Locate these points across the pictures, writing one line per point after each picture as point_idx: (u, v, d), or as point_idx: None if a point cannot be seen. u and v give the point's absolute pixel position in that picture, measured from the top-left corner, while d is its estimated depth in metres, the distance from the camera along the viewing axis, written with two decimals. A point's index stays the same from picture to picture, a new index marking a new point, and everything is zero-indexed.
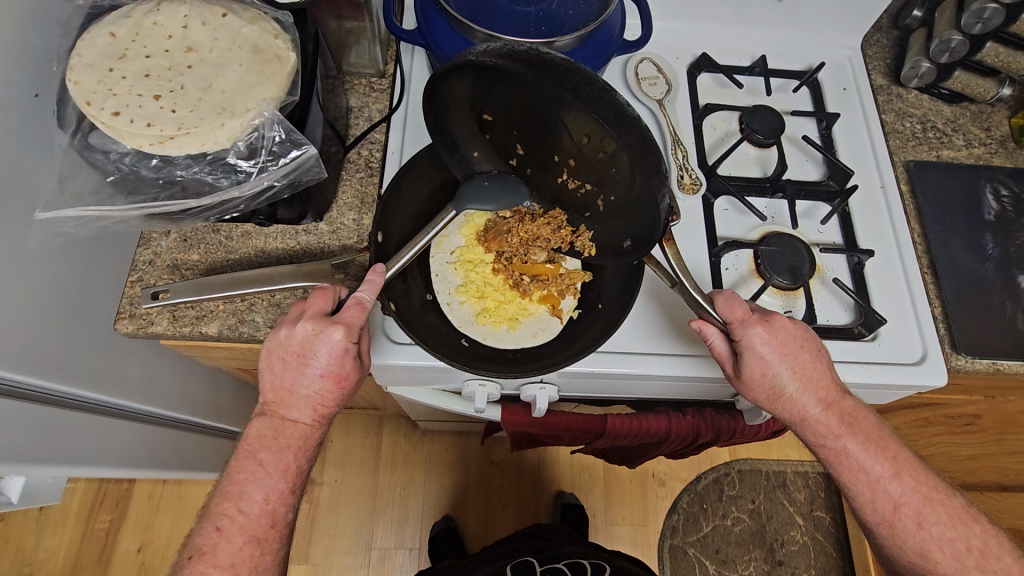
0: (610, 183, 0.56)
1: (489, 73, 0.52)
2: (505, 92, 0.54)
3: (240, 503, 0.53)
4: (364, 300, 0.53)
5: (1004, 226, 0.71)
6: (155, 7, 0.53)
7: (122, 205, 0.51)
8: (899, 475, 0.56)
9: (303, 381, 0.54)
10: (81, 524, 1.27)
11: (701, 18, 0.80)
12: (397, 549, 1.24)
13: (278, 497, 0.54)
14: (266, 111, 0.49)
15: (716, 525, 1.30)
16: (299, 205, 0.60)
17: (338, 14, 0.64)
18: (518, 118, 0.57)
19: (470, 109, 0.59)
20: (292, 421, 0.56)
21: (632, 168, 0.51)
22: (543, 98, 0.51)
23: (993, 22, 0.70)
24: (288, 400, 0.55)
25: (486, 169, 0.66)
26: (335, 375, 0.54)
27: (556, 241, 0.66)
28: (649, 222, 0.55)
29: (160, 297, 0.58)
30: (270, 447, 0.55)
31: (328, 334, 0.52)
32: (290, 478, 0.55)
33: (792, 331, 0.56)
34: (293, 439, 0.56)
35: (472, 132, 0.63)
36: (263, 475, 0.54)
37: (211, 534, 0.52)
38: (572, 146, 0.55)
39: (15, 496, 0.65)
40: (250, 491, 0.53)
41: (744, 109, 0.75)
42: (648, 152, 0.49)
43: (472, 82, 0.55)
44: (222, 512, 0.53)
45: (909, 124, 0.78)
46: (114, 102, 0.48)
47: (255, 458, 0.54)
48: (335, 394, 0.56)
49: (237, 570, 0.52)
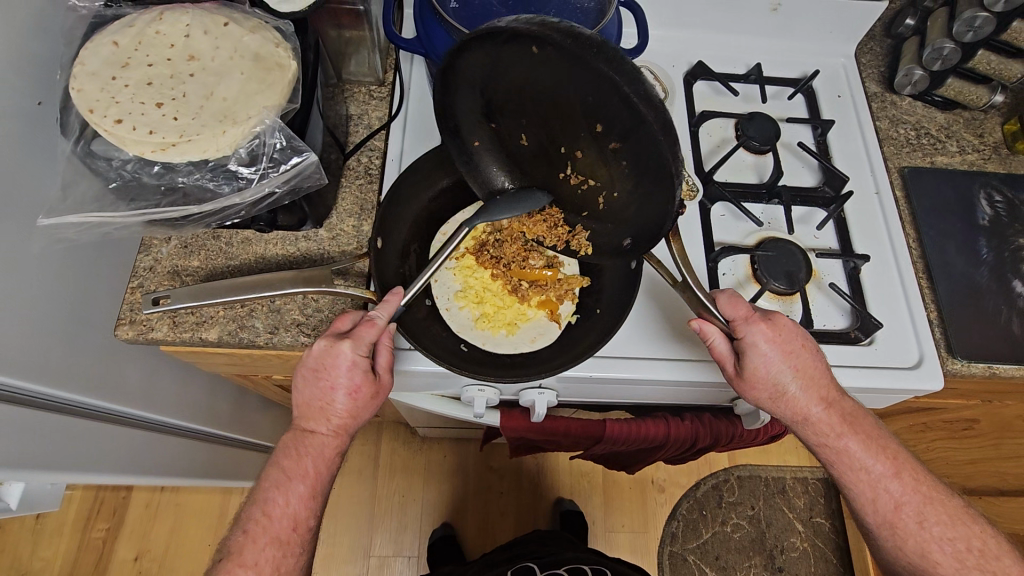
0: (616, 178, 0.56)
1: (513, 47, 0.50)
2: (525, 71, 0.52)
3: (264, 507, 0.54)
4: (375, 318, 0.54)
5: (998, 231, 0.72)
6: (157, 17, 0.54)
7: (123, 212, 0.52)
8: (900, 475, 0.57)
9: (317, 394, 0.55)
10: (78, 533, 1.27)
11: (696, 26, 0.81)
12: (396, 557, 1.24)
13: (299, 501, 0.55)
14: (266, 119, 0.50)
15: (716, 532, 1.30)
16: (299, 211, 0.61)
17: (338, 24, 0.65)
18: (531, 102, 0.55)
19: (479, 93, 0.58)
20: (312, 432, 0.56)
21: (652, 159, 0.50)
22: (569, 77, 0.49)
23: (984, 30, 0.70)
24: (309, 413, 0.56)
25: (486, 160, 0.66)
26: (346, 389, 0.54)
27: (551, 239, 0.66)
28: (655, 220, 0.55)
29: (161, 302, 0.57)
30: (291, 454, 0.56)
31: (339, 347, 0.53)
32: (311, 483, 0.56)
33: (794, 331, 0.57)
34: (312, 448, 0.56)
35: (475, 120, 0.62)
36: (286, 479, 0.55)
37: (240, 537, 0.54)
38: (586, 137, 0.54)
39: (14, 501, 0.64)
40: (273, 496, 0.54)
41: (740, 116, 0.76)
42: (669, 141, 0.47)
43: (491, 58, 0.53)
44: (250, 516, 0.54)
45: (903, 130, 0.79)
46: (117, 110, 0.49)
47: (277, 465, 0.55)
48: (349, 408, 0.56)
49: (261, 570, 0.53)
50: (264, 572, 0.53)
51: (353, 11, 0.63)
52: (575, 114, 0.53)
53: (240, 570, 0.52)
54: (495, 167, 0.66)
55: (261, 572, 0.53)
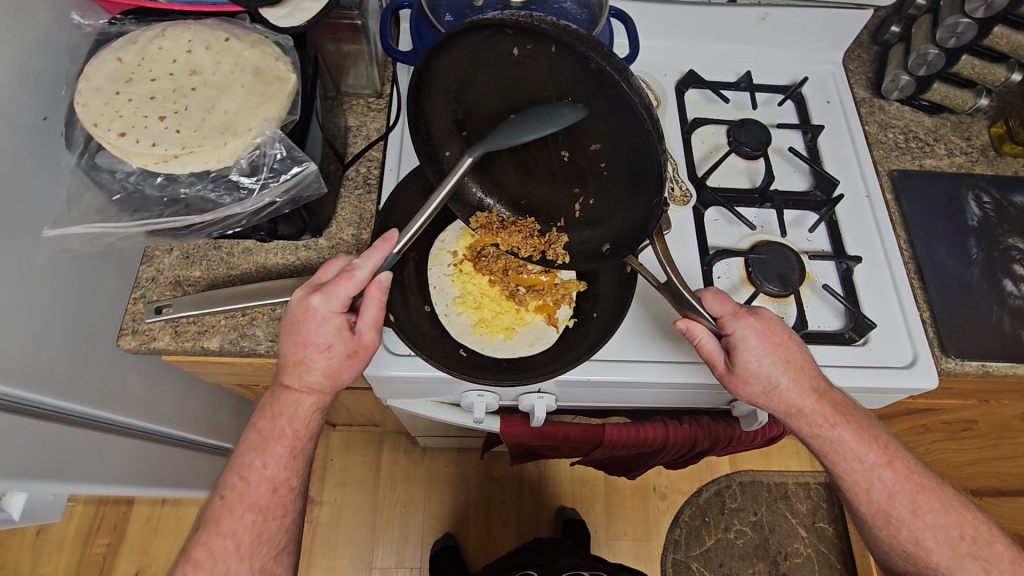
0: (600, 180, 0.57)
1: (493, 42, 0.50)
2: (508, 66, 0.52)
3: (241, 472, 0.56)
4: (356, 269, 0.53)
5: (987, 231, 0.73)
6: (160, 33, 0.55)
7: (127, 222, 0.53)
8: (892, 463, 0.58)
9: (291, 347, 0.55)
10: (78, 548, 1.26)
11: (687, 36, 0.83)
12: (398, 569, 1.23)
13: (277, 463, 0.56)
14: (267, 130, 0.51)
15: (719, 539, 1.29)
16: (299, 221, 0.62)
17: (336, 39, 0.67)
18: (510, 102, 0.56)
19: (454, 97, 0.58)
20: (288, 388, 0.56)
21: (635, 153, 0.51)
22: (552, 71, 0.50)
23: (967, 36, 0.72)
24: (286, 368, 0.56)
25: (457, 171, 0.65)
26: (319, 345, 0.54)
27: (526, 250, 0.66)
28: (639, 222, 0.56)
29: (164, 311, 0.60)
30: (267, 414, 0.57)
31: (309, 298, 0.53)
32: (289, 444, 0.56)
33: (779, 324, 0.57)
34: (287, 408, 0.56)
35: (445, 128, 0.62)
36: (264, 442, 0.56)
37: (218, 503, 0.55)
38: (572, 137, 0.55)
39: (16, 513, 0.62)
40: (251, 461, 0.56)
41: (731, 123, 0.77)
42: (658, 135, 0.48)
43: (475, 56, 0.52)
44: (226, 482, 0.56)
45: (892, 135, 0.81)
46: (120, 124, 0.50)
47: (255, 427, 0.57)
48: (325, 366, 0.55)
49: (240, 537, 0.54)
50: (243, 540, 0.54)
51: (351, 26, 0.65)
52: (559, 111, 0.54)
53: (219, 539, 0.54)
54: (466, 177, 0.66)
55: (241, 540, 0.54)
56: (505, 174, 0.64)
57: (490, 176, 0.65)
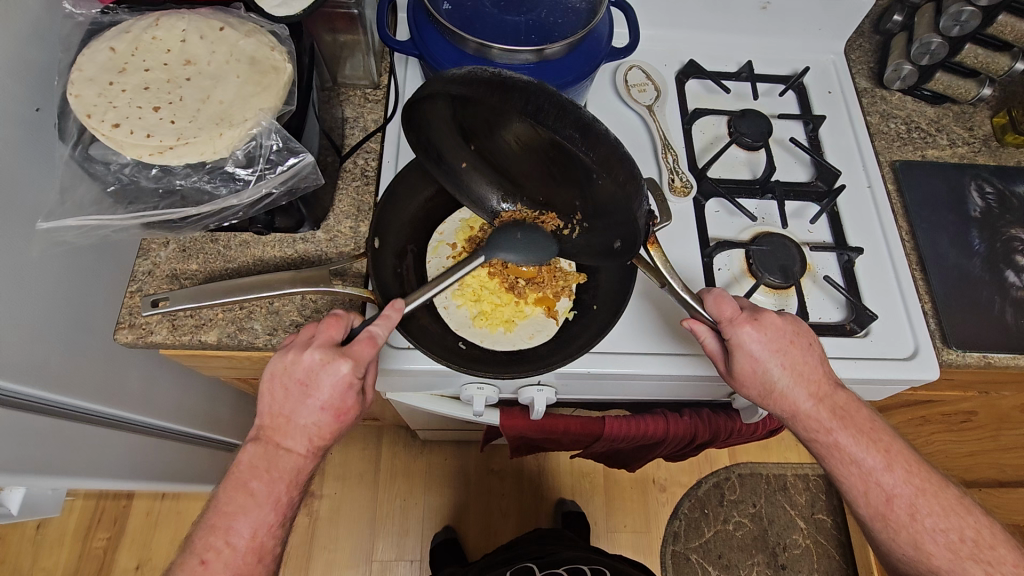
0: (592, 193, 0.57)
1: (456, 100, 0.53)
2: (479, 113, 0.55)
3: (225, 535, 0.52)
4: (376, 335, 0.53)
5: (989, 222, 0.73)
6: (154, 23, 0.54)
7: (121, 215, 0.52)
8: (893, 468, 0.57)
9: (302, 411, 0.53)
10: (78, 543, 1.26)
11: (688, 25, 0.82)
12: (397, 562, 1.23)
13: (266, 531, 0.53)
14: (263, 121, 0.50)
15: (718, 531, 1.30)
16: (296, 213, 0.62)
17: (333, 28, 0.66)
18: (495, 134, 0.58)
19: (450, 123, 0.60)
20: (286, 452, 0.54)
21: (604, 182, 0.52)
22: (512, 120, 0.52)
23: (970, 24, 0.71)
24: (283, 431, 0.54)
25: (476, 180, 0.67)
26: (334, 409, 0.54)
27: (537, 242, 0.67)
28: (631, 225, 0.55)
29: (160, 305, 0.58)
30: (260, 476, 0.53)
31: (335, 365, 0.52)
32: (280, 511, 0.54)
33: (781, 327, 0.56)
34: (286, 472, 0.54)
35: (456, 143, 0.64)
36: (253, 505, 0.53)
37: (196, 568, 0.51)
38: (557, 160, 0.56)
39: (15, 508, 0.62)
40: (238, 525, 0.52)
41: (732, 113, 0.76)
42: (609, 172, 0.49)
43: (446, 105, 0.56)
44: (208, 546, 0.52)
45: (894, 125, 0.80)
46: (114, 114, 0.49)
47: (245, 488, 0.53)
48: (331, 428, 0.55)
49: None
50: None
51: (347, 15, 0.64)
52: (538, 143, 0.55)
53: None
54: (486, 185, 0.68)
55: None
56: (518, 180, 0.65)
57: (510, 180, 0.66)
